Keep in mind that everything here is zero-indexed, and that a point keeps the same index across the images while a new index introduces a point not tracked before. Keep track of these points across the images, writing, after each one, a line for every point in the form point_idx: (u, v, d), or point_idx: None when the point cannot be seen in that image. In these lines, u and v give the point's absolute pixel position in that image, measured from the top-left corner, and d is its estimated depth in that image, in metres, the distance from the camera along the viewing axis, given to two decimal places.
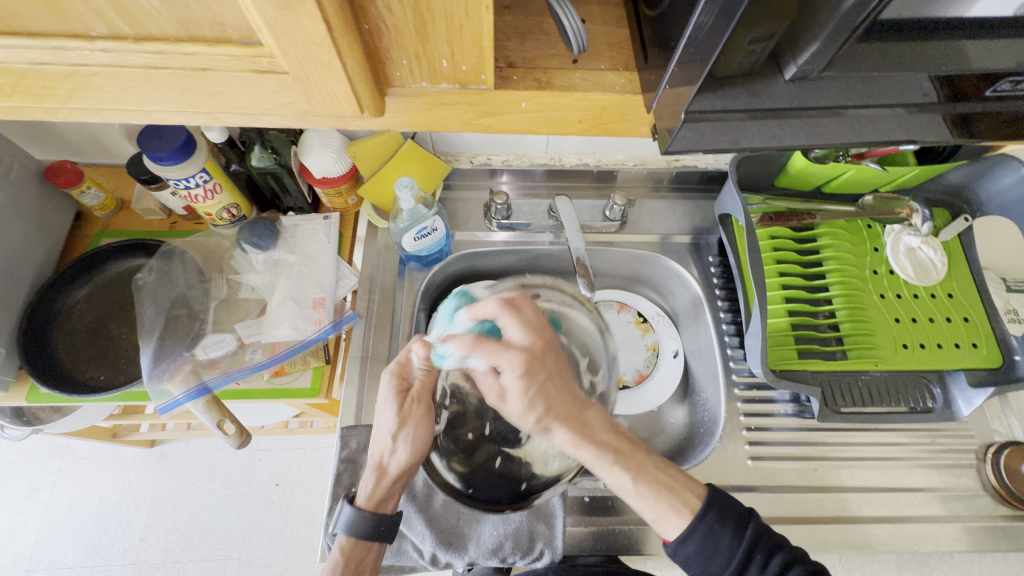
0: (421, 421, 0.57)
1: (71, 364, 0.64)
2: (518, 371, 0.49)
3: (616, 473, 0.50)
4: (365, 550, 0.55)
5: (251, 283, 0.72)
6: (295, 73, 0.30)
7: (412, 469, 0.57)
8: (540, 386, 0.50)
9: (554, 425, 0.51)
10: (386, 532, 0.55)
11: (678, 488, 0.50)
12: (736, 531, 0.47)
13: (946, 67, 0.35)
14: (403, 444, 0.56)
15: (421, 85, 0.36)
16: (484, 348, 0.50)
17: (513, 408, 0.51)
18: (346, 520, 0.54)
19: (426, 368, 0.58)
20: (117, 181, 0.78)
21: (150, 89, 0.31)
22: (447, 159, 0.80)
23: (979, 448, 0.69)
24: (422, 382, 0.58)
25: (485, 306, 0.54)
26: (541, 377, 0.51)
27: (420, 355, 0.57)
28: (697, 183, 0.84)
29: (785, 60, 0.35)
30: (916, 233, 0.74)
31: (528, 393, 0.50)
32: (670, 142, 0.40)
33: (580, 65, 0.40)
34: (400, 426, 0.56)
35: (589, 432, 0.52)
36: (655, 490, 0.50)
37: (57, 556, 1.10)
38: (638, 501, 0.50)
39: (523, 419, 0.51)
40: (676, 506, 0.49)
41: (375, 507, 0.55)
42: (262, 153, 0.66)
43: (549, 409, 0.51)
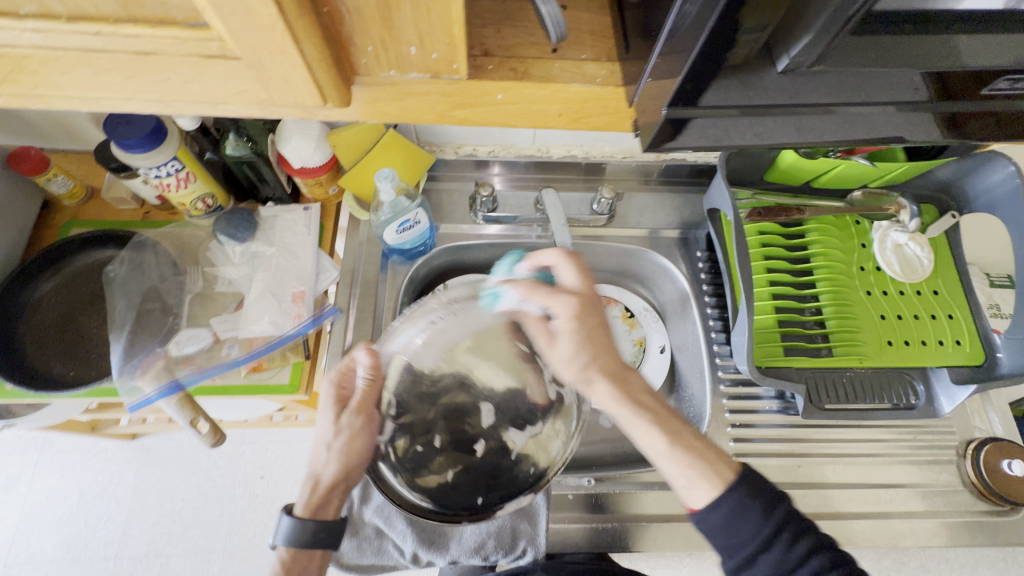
0: (358, 433, 0.57)
1: (38, 360, 0.61)
2: (573, 312, 0.51)
3: (653, 434, 0.50)
4: (309, 557, 0.54)
5: (227, 276, 0.70)
6: (248, 59, 0.29)
7: (350, 475, 0.58)
8: (587, 331, 0.51)
9: (597, 377, 0.51)
10: (326, 540, 0.54)
11: (714, 460, 0.48)
12: (767, 507, 0.45)
13: (936, 64, 0.34)
14: (334, 453, 0.56)
15: (389, 74, 0.34)
16: (540, 292, 0.51)
17: (560, 353, 0.52)
18: (285, 530, 0.53)
19: (368, 378, 0.56)
20: (86, 169, 0.75)
21: (92, 74, 0.29)
22: (432, 149, 0.78)
23: (960, 444, 0.70)
24: (361, 393, 0.57)
25: (544, 255, 0.55)
26: (590, 322, 0.51)
27: (364, 363, 0.56)
28: (686, 176, 0.82)
29: (775, 51, 0.33)
30: (904, 229, 0.73)
31: (578, 337, 0.51)
32: (653, 139, 0.39)
33: (560, 54, 0.38)
34: (335, 436, 0.57)
35: (629, 388, 0.52)
36: (691, 456, 0.48)
37: (35, 550, 1.08)
38: (670, 465, 0.49)
39: (568, 366, 0.52)
40: (708, 475, 0.47)
41: (317, 513, 0.55)
42: (237, 141, 0.63)
43: (594, 357, 0.51)
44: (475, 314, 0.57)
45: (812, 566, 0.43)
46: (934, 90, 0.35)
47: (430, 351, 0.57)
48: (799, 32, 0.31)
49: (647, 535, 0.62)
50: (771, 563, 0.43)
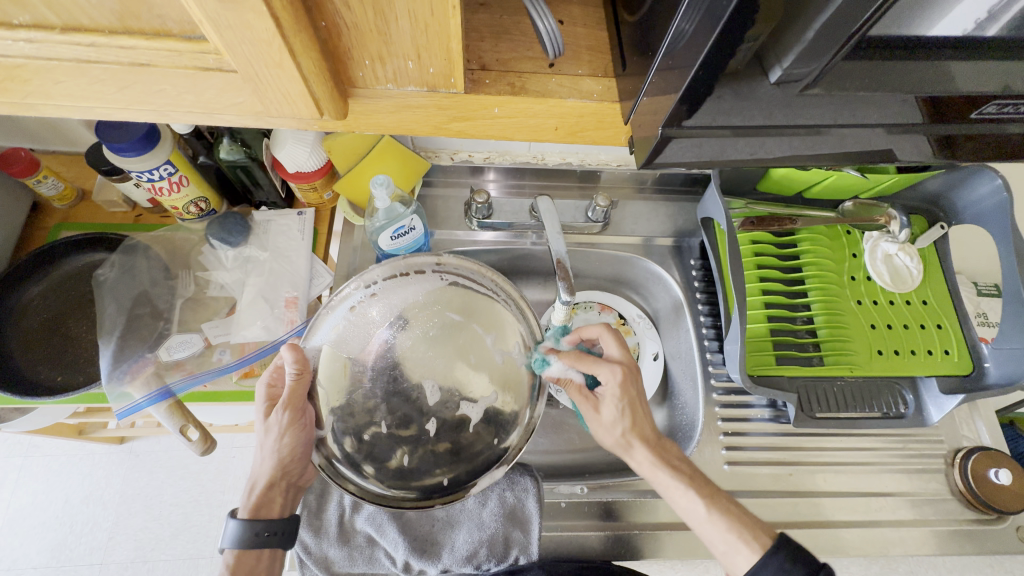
0: (288, 430, 0.52)
1: (25, 364, 0.61)
2: (620, 380, 0.54)
3: (690, 498, 0.52)
4: (256, 558, 0.51)
5: (219, 280, 0.70)
6: (245, 72, 0.28)
7: (289, 472, 0.55)
8: (631, 398, 0.55)
9: (637, 442, 0.55)
10: (274, 538, 0.51)
11: (750, 524, 0.51)
12: (810, 574, 0.45)
13: (932, 87, 0.34)
14: (267, 452, 0.53)
15: (387, 86, 0.34)
16: (586, 361, 0.55)
17: (605, 417, 0.56)
18: (232, 534, 0.50)
19: (295, 374, 0.51)
20: (77, 171, 0.74)
21: (85, 84, 0.29)
22: (427, 155, 0.78)
23: (948, 453, 0.71)
24: (290, 390, 0.51)
25: (591, 328, 0.60)
26: (633, 390, 0.56)
27: (288, 360, 0.50)
28: (680, 185, 0.83)
29: (769, 63, 0.31)
30: (894, 239, 0.74)
31: (621, 403, 0.55)
32: (648, 156, 0.39)
33: (556, 69, 0.38)
34: (266, 434, 0.53)
35: (665, 453, 0.55)
36: (728, 520, 0.51)
37: (20, 555, 1.06)
38: (710, 530, 0.51)
39: (610, 431, 0.56)
40: (746, 539, 0.50)
41: (258, 514, 0.52)
42: (231, 145, 0.63)
43: (636, 424, 0.55)
44: (398, 292, 0.57)
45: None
46: (925, 109, 0.36)
47: (359, 335, 0.55)
48: (792, 42, 0.30)
49: (639, 544, 0.62)
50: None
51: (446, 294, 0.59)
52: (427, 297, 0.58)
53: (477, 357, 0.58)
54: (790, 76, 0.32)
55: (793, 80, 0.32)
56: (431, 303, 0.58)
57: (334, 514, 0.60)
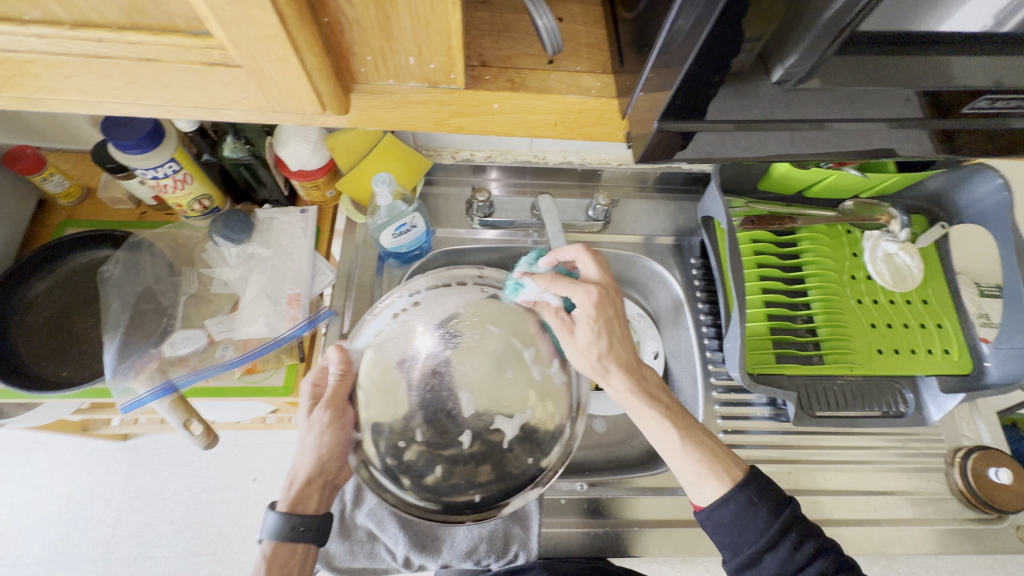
0: (330, 426, 0.54)
1: (30, 359, 0.61)
2: (594, 302, 0.52)
3: (665, 428, 0.52)
4: (291, 553, 0.51)
5: (223, 277, 0.70)
6: (249, 67, 0.29)
7: (327, 469, 0.55)
8: (607, 320, 0.53)
9: (614, 366, 0.53)
10: (308, 533, 0.51)
11: (721, 456, 0.51)
12: (775, 509, 0.47)
13: (930, 84, 0.34)
14: (308, 448, 0.54)
15: (388, 83, 0.35)
16: (561, 283, 0.53)
17: (580, 341, 0.53)
18: (269, 526, 0.50)
19: (338, 374, 0.54)
20: (83, 168, 0.75)
21: (93, 80, 0.30)
22: (429, 154, 0.78)
23: (948, 451, 0.71)
24: (333, 388, 0.54)
25: (567, 251, 0.57)
26: (610, 312, 0.53)
27: (334, 361, 0.55)
28: (681, 184, 0.83)
29: (772, 62, 0.33)
30: (894, 238, 0.74)
31: (597, 325, 0.52)
32: (642, 149, 0.39)
33: (555, 66, 0.39)
34: (308, 430, 0.54)
35: (642, 380, 0.54)
36: (701, 452, 0.51)
37: (23, 551, 1.07)
38: (681, 459, 0.51)
39: (586, 355, 0.54)
40: (717, 472, 0.50)
41: (296, 508, 0.52)
42: (234, 143, 0.64)
43: (613, 347, 0.53)
44: (442, 303, 0.60)
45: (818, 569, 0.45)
46: (922, 105, 0.36)
47: (400, 342, 0.57)
48: (796, 40, 0.30)
49: (638, 540, 0.62)
50: (776, 563, 0.45)
51: (486, 306, 0.60)
52: (467, 309, 0.59)
53: (513, 372, 0.58)
54: (794, 76, 0.33)
55: (795, 80, 0.33)
56: (470, 316, 0.59)
57: (336, 509, 0.60)
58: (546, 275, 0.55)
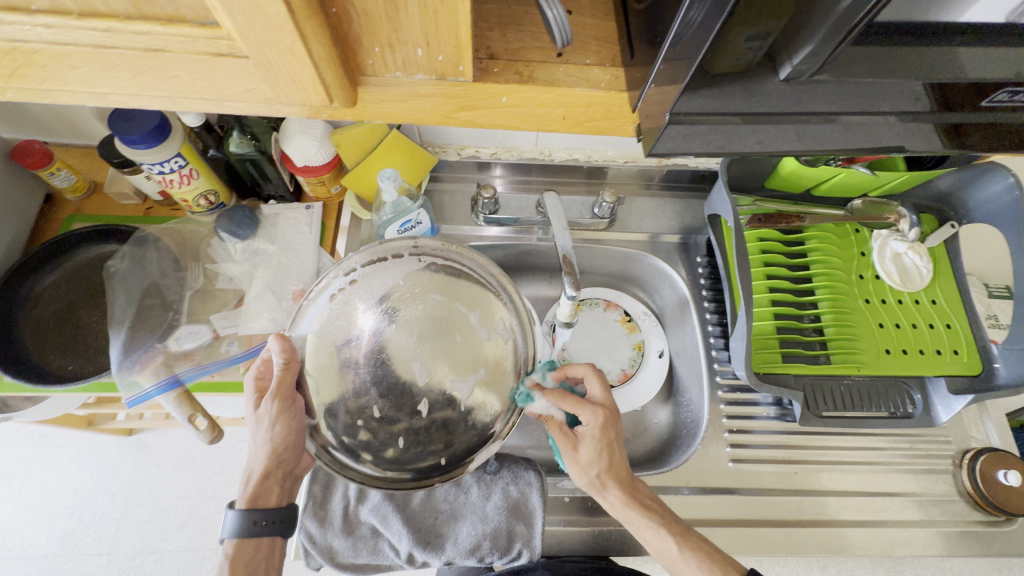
0: (278, 419, 0.50)
1: (37, 353, 0.61)
2: (600, 423, 0.54)
3: (664, 537, 0.53)
4: (254, 548, 0.52)
5: (228, 273, 0.70)
6: (256, 58, 0.29)
7: (284, 460, 0.53)
8: (610, 441, 0.55)
9: (611, 483, 0.55)
10: (271, 527, 0.52)
11: (719, 558, 0.54)
12: None
13: (941, 75, 0.34)
14: (260, 442, 0.52)
15: (396, 75, 0.34)
16: (570, 402, 0.55)
17: (581, 457, 0.55)
18: (228, 524, 0.51)
19: (282, 362, 0.49)
20: (89, 163, 0.75)
21: (100, 70, 0.30)
22: (434, 150, 0.78)
23: (956, 453, 0.70)
24: (277, 379, 0.49)
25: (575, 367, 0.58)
26: (612, 434, 0.55)
27: (273, 350, 0.49)
28: (687, 182, 0.83)
29: (779, 58, 0.33)
30: (903, 238, 0.73)
31: (600, 445, 0.55)
32: (655, 143, 0.39)
33: (564, 58, 0.38)
34: (256, 424, 0.52)
35: (638, 492, 0.56)
36: (699, 556, 0.53)
37: (29, 545, 1.08)
38: (681, 565, 0.53)
39: (586, 471, 0.55)
40: (719, 574, 0.52)
41: (256, 503, 0.53)
42: (240, 139, 0.64)
43: (612, 465, 0.55)
44: (380, 278, 0.53)
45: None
46: (934, 99, 0.36)
47: (340, 322, 0.51)
48: (803, 43, 0.31)
49: (641, 540, 0.62)
50: None
51: (429, 275, 0.54)
52: (406, 280, 0.53)
53: (462, 336, 0.53)
54: (800, 73, 0.33)
55: (802, 76, 0.34)
56: (411, 287, 0.53)
57: (339, 505, 0.60)
58: (554, 389, 0.55)
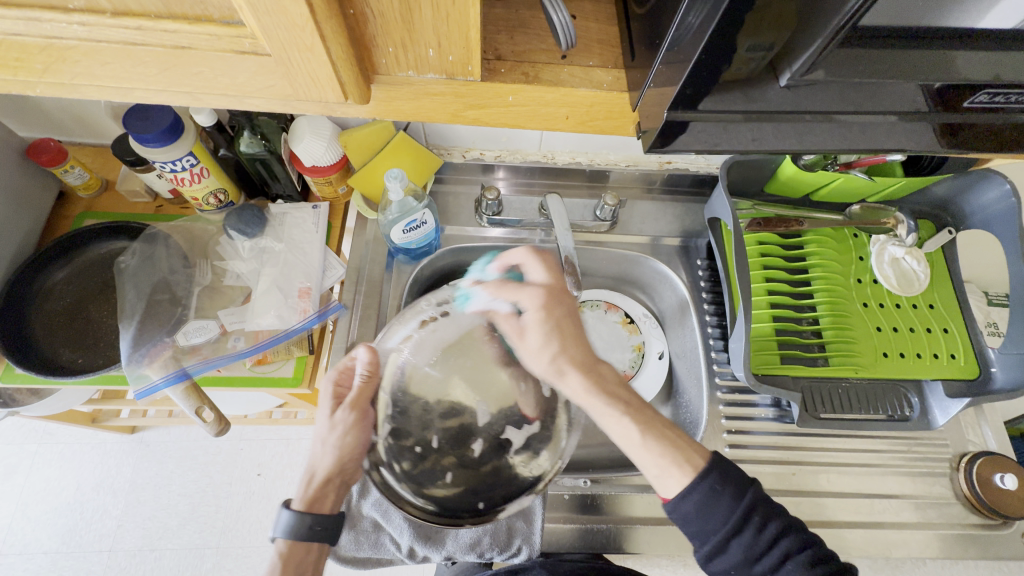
0: (352, 428, 0.54)
1: (48, 345, 0.63)
2: (540, 303, 0.53)
3: (626, 424, 0.51)
4: (305, 551, 0.52)
5: (236, 270, 0.71)
6: (277, 56, 0.30)
7: (345, 470, 0.55)
8: (556, 320, 0.53)
9: (568, 368, 0.52)
10: (324, 532, 0.52)
11: (685, 447, 0.50)
12: (739, 492, 0.47)
13: (936, 76, 0.35)
14: (328, 448, 0.54)
15: (408, 74, 0.36)
16: (508, 290, 0.54)
17: (531, 344, 0.52)
18: (283, 524, 0.51)
19: (364, 376, 0.54)
20: (102, 162, 0.76)
21: (128, 66, 0.31)
22: (439, 152, 0.79)
23: (953, 456, 0.71)
24: (357, 391, 0.54)
25: (514, 254, 0.57)
26: (557, 312, 0.53)
27: (362, 360, 0.55)
28: (688, 187, 0.83)
29: (780, 67, 0.36)
30: (901, 243, 0.74)
31: (546, 327, 0.52)
32: (653, 141, 0.40)
33: (568, 60, 0.40)
34: (329, 431, 0.54)
35: (600, 379, 0.52)
36: (662, 444, 0.50)
37: (31, 540, 1.09)
38: (644, 454, 0.50)
39: (539, 358, 0.52)
40: (680, 462, 0.49)
41: (312, 508, 0.53)
42: (251, 139, 0.66)
43: (565, 348, 0.52)
44: (468, 315, 0.56)
45: (782, 548, 0.46)
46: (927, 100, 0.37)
47: (421, 351, 0.54)
48: (797, 56, 0.34)
49: (639, 537, 0.63)
50: (742, 545, 0.46)
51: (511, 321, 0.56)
52: (491, 323, 0.56)
53: (525, 386, 0.55)
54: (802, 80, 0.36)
55: (802, 83, 0.36)
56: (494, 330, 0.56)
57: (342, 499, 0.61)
58: (494, 282, 0.55)
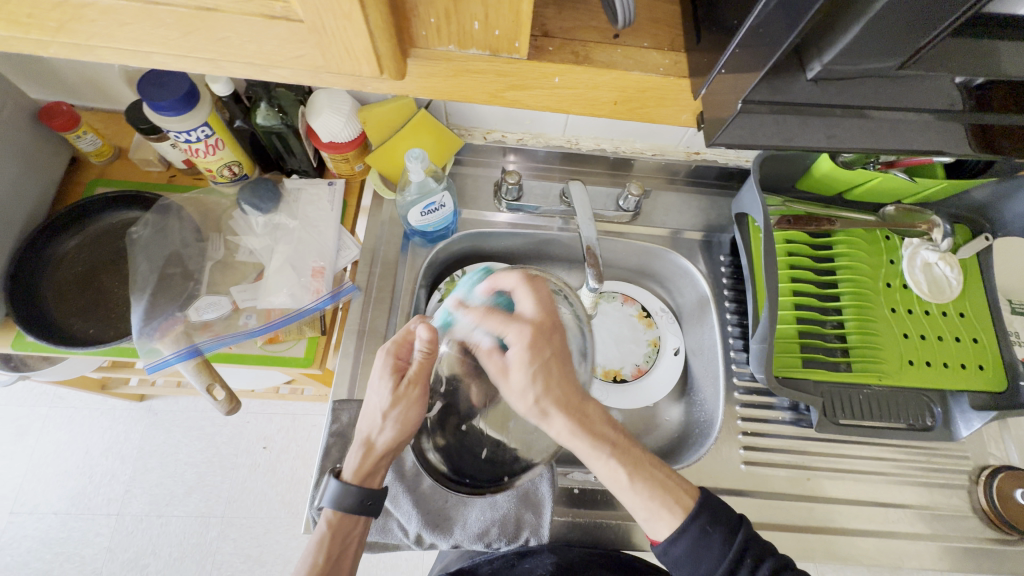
0: (413, 404, 0.54)
1: (60, 315, 0.62)
2: (528, 344, 0.49)
3: (611, 467, 0.50)
4: (352, 522, 0.55)
5: (249, 246, 0.70)
6: (310, 23, 0.28)
7: (400, 445, 0.55)
8: (543, 362, 0.50)
9: (553, 409, 0.50)
10: (372, 506, 0.54)
11: (673, 486, 0.51)
12: (727, 535, 0.47)
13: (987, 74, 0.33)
14: (387, 421, 0.53)
15: (448, 48, 0.34)
16: (495, 318, 0.51)
17: (514, 384, 0.50)
18: (332, 492, 0.53)
19: (425, 352, 0.52)
20: (114, 128, 0.75)
21: (148, 28, 0.29)
22: (460, 133, 0.77)
23: (973, 469, 0.69)
24: (419, 365, 0.53)
25: (506, 276, 0.53)
26: (546, 353, 0.50)
27: (420, 337, 0.51)
28: (714, 179, 0.81)
29: (807, 57, 0.33)
30: (936, 248, 0.71)
31: (532, 368, 0.49)
32: (718, 133, 0.39)
33: (621, 40, 0.38)
34: (392, 406, 0.53)
35: (585, 421, 0.51)
36: (650, 487, 0.50)
37: (40, 501, 1.10)
38: (632, 496, 0.50)
39: (522, 398, 0.50)
40: (669, 504, 0.50)
41: (360, 480, 0.54)
42: (267, 111, 0.63)
43: (549, 388, 0.50)
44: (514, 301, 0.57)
45: None
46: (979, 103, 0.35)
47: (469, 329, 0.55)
48: (836, 43, 0.31)
49: (646, 536, 0.62)
50: None
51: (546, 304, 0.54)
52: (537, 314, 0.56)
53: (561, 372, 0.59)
54: (830, 72, 0.33)
55: (835, 76, 0.33)
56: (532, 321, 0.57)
57: None
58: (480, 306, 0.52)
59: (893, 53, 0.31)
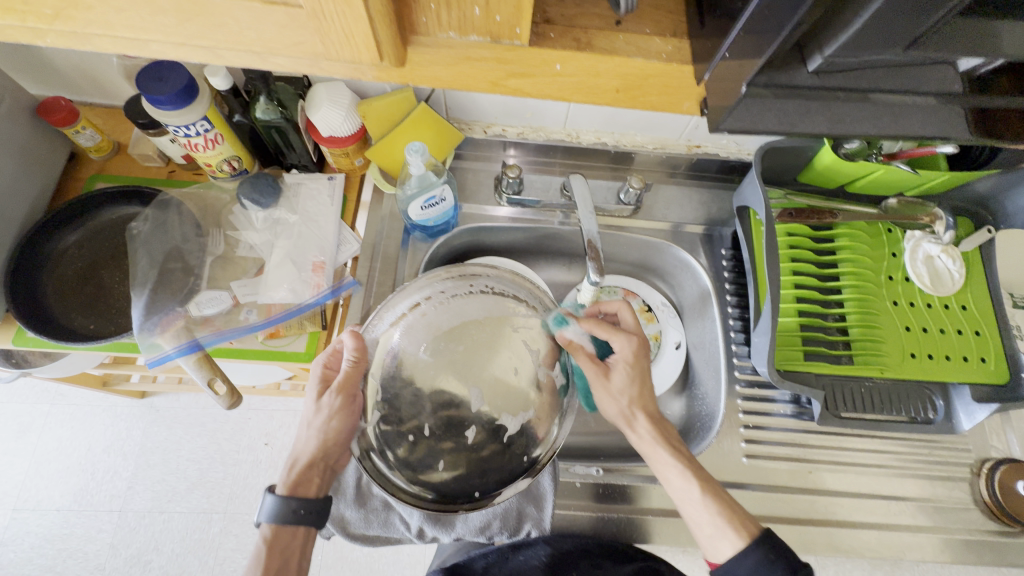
0: (338, 414, 0.53)
1: (60, 311, 0.62)
2: (633, 349, 0.58)
3: (685, 479, 0.55)
4: (291, 535, 0.52)
5: (249, 241, 0.70)
6: (309, 7, 0.29)
7: (329, 455, 0.55)
8: (642, 370, 0.58)
9: (640, 415, 0.58)
10: (306, 517, 0.53)
11: (739, 511, 0.53)
12: (789, 568, 0.47)
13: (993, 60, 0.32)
14: (313, 432, 0.54)
15: (448, 35, 0.35)
16: (604, 329, 0.58)
17: (612, 387, 0.58)
18: (267, 508, 0.52)
19: (352, 361, 0.51)
20: (113, 123, 0.74)
21: (146, 14, 0.29)
22: (460, 127, 0.76)
23: (975, 461, 0.69)
24: (344, 375, 0.51)
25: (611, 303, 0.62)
26: (644, 363, 0.58)
27: (346, 346, 0.51)
28: (715, 172, 0.80)
29: (811, 49, 0.34)
30: (937, 241, 0.71)
31: (633, 373, 0.58)
32: (724, 117, 0.38)
33: (623, 27, 0.39)
34: (315, 414, 0.54)
35: (666, 431, 0.58)
36: (719, 505, 0.53)
37: (43, 498, 1.10)
38: (699, 513, 0.53)
39: (617, 400, 0.58)
40: (734, 525, 0.52)
41: (295, 491, 0.53)
42: (267, 105, 0.62)
43: (641, 396, 0.58)
44: (462, 304, 0.54)
45: None
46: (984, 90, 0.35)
47: (413, 336, 0.52)
48: (839, 34, 0.31)
49: (648, 529, 0.62)
50: None
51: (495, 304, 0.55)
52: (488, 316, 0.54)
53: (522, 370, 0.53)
54: (831, 65, 0.34)
55: (835, 68, 0.34)
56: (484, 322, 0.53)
57: (352, 478, 0.60)
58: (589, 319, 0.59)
59: (892, 42, 0.31)
